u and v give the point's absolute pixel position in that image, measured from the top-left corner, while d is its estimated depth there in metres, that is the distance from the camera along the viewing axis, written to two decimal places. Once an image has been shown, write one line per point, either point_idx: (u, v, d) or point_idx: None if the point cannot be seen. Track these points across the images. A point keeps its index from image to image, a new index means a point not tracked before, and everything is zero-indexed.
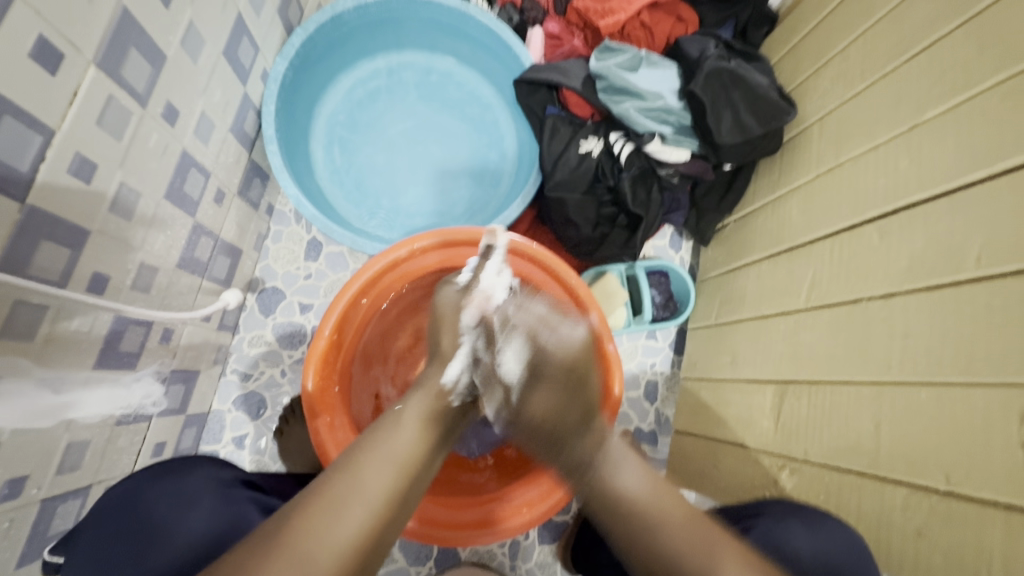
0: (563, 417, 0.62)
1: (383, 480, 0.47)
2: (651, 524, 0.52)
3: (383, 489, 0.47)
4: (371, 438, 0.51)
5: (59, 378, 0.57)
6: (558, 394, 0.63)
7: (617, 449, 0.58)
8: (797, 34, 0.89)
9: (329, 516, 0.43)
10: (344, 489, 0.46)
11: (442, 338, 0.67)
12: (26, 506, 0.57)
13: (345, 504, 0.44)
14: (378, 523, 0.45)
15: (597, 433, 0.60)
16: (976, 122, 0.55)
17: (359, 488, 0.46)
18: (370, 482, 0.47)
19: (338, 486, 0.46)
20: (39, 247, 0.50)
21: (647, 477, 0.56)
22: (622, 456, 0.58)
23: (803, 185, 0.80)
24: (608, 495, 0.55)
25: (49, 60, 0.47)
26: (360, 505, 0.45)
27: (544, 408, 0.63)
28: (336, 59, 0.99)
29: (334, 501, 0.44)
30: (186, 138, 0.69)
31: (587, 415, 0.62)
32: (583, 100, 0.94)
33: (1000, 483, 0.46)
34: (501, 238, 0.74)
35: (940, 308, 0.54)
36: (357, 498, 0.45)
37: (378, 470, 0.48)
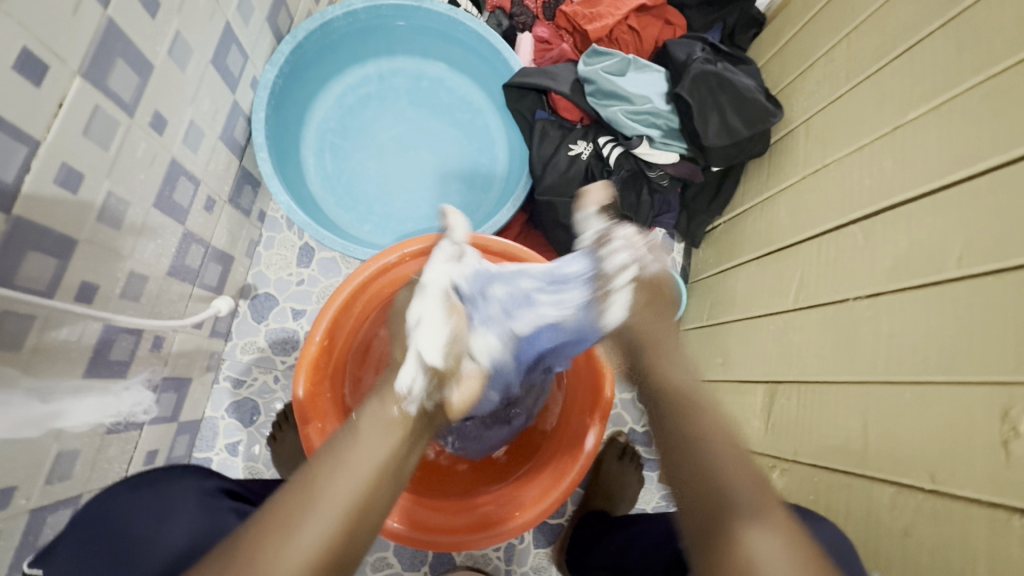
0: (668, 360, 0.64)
1: (342, 494, 0.47)
2: (742, 519, 0.49)
3: (342, 502, 0.47)
4: (332, 450, 0.51)
5: (47, 388, 0.57)
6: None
7: (718, 436, 0.57)
8: (784, 37, 0.90)
9: (285, 537, 0.44)
10: (300, 505, 0.46)
11: (398, 348, 0.63)
12: (15, 516, 0.57)
13: (301, 523, 0.45)
14: (340, 533, 0.46)
15: (715, 418, 0.60)
16: (956, 122, 0.55)
17: (315, 504, 0.46)
18: (329, 496, 0.47)
19: (295, 503, 0.46)
20: (26, 257, 0.50)
21: (746, 466, 0.55)
22: (729, 446, 0.57)
23: (790, 187, 0.81)
24: (710, 483, 0.53)
25: (32, 71, 0.47)
26: (319, 519, 0.45)
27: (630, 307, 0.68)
28: (327, 66, 0.99)
29: (291, 518, 0.45)
30: (174, 146, 0.69)
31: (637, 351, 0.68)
32: (571, 104, 0.95)
33: (984, 480, 0.46)
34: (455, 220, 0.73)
35: (923, 307, 0.55)
36: (314, 515, 0.45)
37: (338, 483, 0.48)
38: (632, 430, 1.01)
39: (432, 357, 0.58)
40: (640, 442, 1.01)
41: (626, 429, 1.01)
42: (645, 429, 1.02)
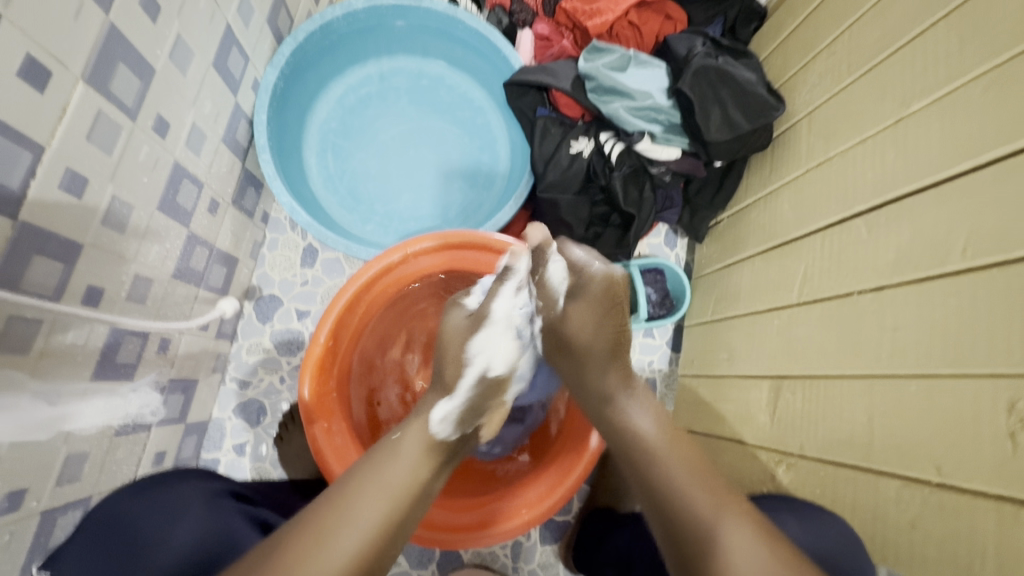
0: (593, 345, 0.62)
1: (376, 510, 0.48)
2: (661, 462, 0.56)
3: (375, 517, 0.47)
4: (368, 466, 0.52)
5: (55, 391, 0.57)
6: (595, 312, 0.62)
7: (638, 391, 0.62)
8: (785, 29, 0.89)
9: (322, 545, 0.44)
10: (333, 516, 0.46)
11: (445, 367, 0.63)
12: (26, 518, 0.57)
13: (338, 530, 0.45)
14: (371, 548, 0.46)
15: (623, 371, 0.63)
16: (960, 113, 0.55)
17: (351, 514, 0.46)
18: (365, 511, 0.47)
19: (331, 511, 0.46)
20: (32, 261, 0.51)
21: (661, 423, 0.60)
22: (635, 404, 0.61)
23: (793, 180, 0.80)
24: (629, 441, 0.59)
25: (36, 78, 0.48)
26: (354, 529, 0.45)
27: (582, 326, 0.63)
28: (327, 66, 1.00)
29: (326, 527, 0.45)
30: (177, 150, 0.69)
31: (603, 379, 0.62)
32: (572, 101, 0.94)
33: (991, 473, 0.46)
34: (523, 263, 0.69)
35: (929, 299, 0.54)
36: (350, 524, 0.46)
37: (371, 499, 0.48)
38: None
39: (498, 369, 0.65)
40: None
41: None
42: None
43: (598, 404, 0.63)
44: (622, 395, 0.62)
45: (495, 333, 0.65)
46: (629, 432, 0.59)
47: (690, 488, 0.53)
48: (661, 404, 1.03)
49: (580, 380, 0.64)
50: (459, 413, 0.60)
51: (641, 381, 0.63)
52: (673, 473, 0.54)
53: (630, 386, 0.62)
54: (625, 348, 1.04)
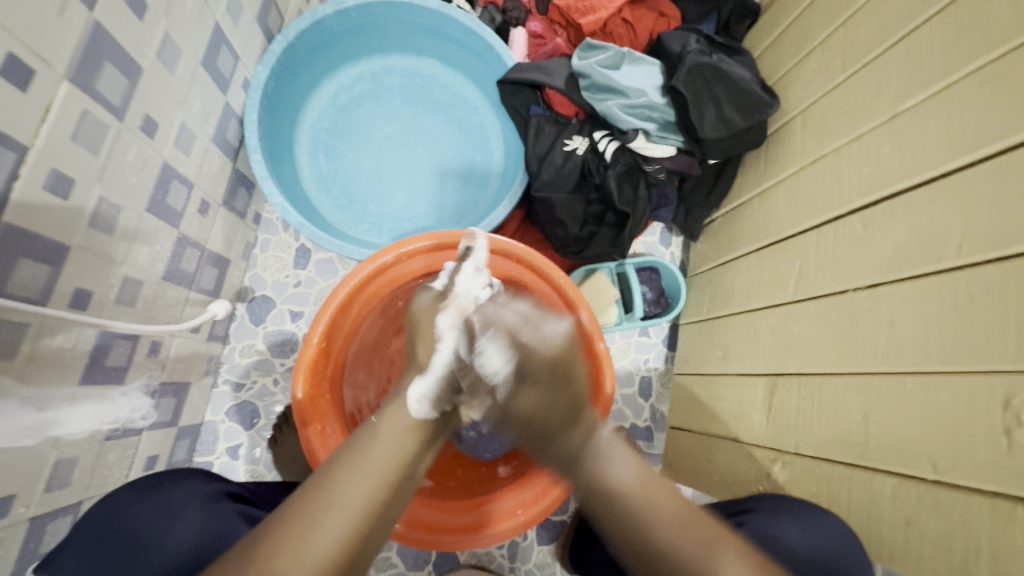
0: (551, 418, 0.61)
1: (359, 491, 0.46)
2: (642, 520, 0.52)
3: (360, 499, 0.46)
4: (347, 449, 0.50)
5: (42, 396, 0.56)
6: (540, 393, 0.62)
7: (607, 443, 0.58)
8: (779, 26, 0.89)
9: (306, 535, 0.43)
10: (319, 505, 0.44)
11: (417, 347, 0.63)
12: (15, 525, 0.57)
13: (321, 519, 0.44)
14: (359, 530, 0.45)
15: (585, 426, 0.60)
16: (954, 109, 0.55)
17: (334, 500, 0.45)
18: (348, 494, 0.46)
19: (313, 501, 0.45)
20: (17, 264, 0.50)
21: (640, 474, 0.55)
22: (612, 453, 0.57)
23: (788, 178, 0.80)
24: (604, 493, 0.54)
25: (19, 76, 0.47)
26: (338, 515, 0.44)
27: (532, 409, 0.62)
28: (319, 65, 0.99)
29: (310, 519, 0.43)
30: (166, 150, 0.68)
31: (575, 409, 0.61)
32: (566, 99, 0.94)
33: (986, 469, 0.46)
34: (479, 240, 0.74)
35: (923, 296, 0.54)
36: (334, 510, 0.44)
37: (355, 484, 0.46)
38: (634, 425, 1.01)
39: (466, 352, 0.64)
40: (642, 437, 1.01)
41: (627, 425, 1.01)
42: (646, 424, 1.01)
43: (565, 466, 0.59)
44: (590, 446, 0.58)
45: (487, 329, 0.66)
46: (604, 490, 0.55)
47: (663, 525, 0.51)
48: (657, 402, 1.03)
49: (546, 431, 0.61)
50: (435, 393, 0.58)
51: (606, 429, 0.60)
52: (660, 537, 0.50)
53: (598, 441, 0.59)
54: (621, 347, 1.04)
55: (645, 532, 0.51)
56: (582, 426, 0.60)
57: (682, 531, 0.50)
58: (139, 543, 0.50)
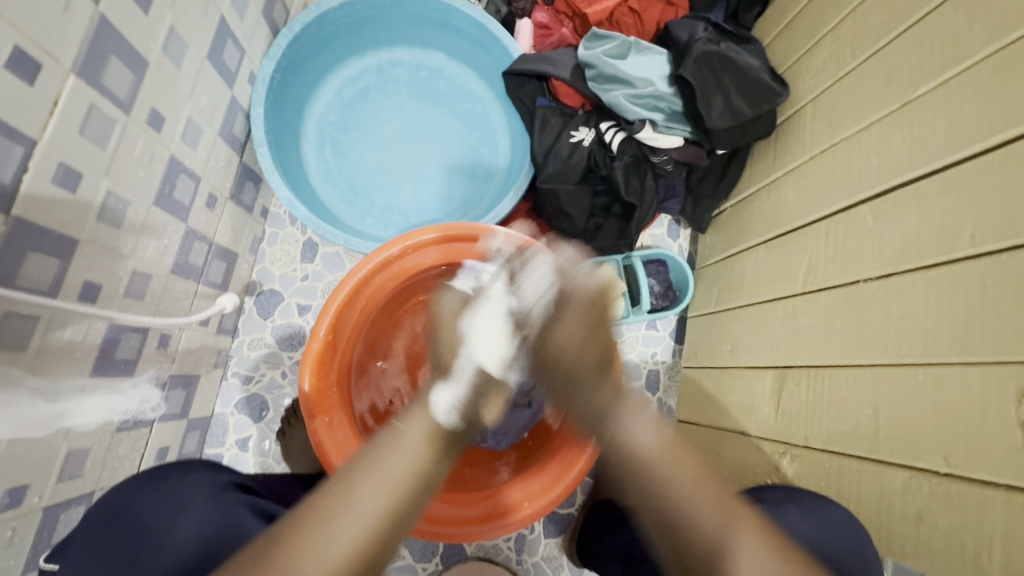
0: (577, 360, 0.63)
1: (377, 501, 0.47)
2: (670, 489, 0.53)
3: (376, 509, 0.46)
4: (372, 456, 0.50)
5: (53, 388, 0.57)
6: (578, 330, 0.64)
7: (632, 405, 0.61)
8: (789, 12, 0.87)
9: (322, 535, 0.43)
10: (334, 510, 0.45)
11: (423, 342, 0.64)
12: (28, 514, 0.58)
13: (338, 524, 0.44)
14: (372, 539, 0.45)
15: (611, 384, 0.63)
16: (970, 95, 0.53)
17: (352, 506, 0.46)
18: (367, 500, 0.46)
19: (333, 502, 0.46)
20: (27, 257, 0.50)
21: (664, 439, 0.57)
22: (636, 418, 0.59)
23: (797, 168, 0.79)
24: (628, 455, 0.57)
25: (25, 71, 0.47)
26: (357, 522, 0.45)
27: (566, 343, 0.64)
28: (324, 59, 0.99)
29: (325, 522, 0.44)
30: (173, 144, 0.69)
31: (602, 365, 0.64)
32: (572, 90, 0.93)
33: (999, 463, 0.45)
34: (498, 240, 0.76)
35: (937, 287, 0.53)
36: (350, 516, 0.45)
37: (371, 490, 0.47)
38: None
39: (492, 364, 0.62)
40: None
41: None
42: None
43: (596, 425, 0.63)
44: (618, 410, 0.61)
45: (487, 312, 0.66)
46: (628, 451, 0.57)
47: (685, 494, 0.52)
48: (664, 396, 1.02)
49: (578, 386, 0.64)
50: (462, 403, 0.57)
51: (633, 395, 0.63)
52: (677, 500, 0.52)
53: (627, 403, 0.61)
54: (628, 340, 1.03)
55: (666, 501, 0.52)
56: (609, 385, 0.63)
57: (694, 488, 0.52)
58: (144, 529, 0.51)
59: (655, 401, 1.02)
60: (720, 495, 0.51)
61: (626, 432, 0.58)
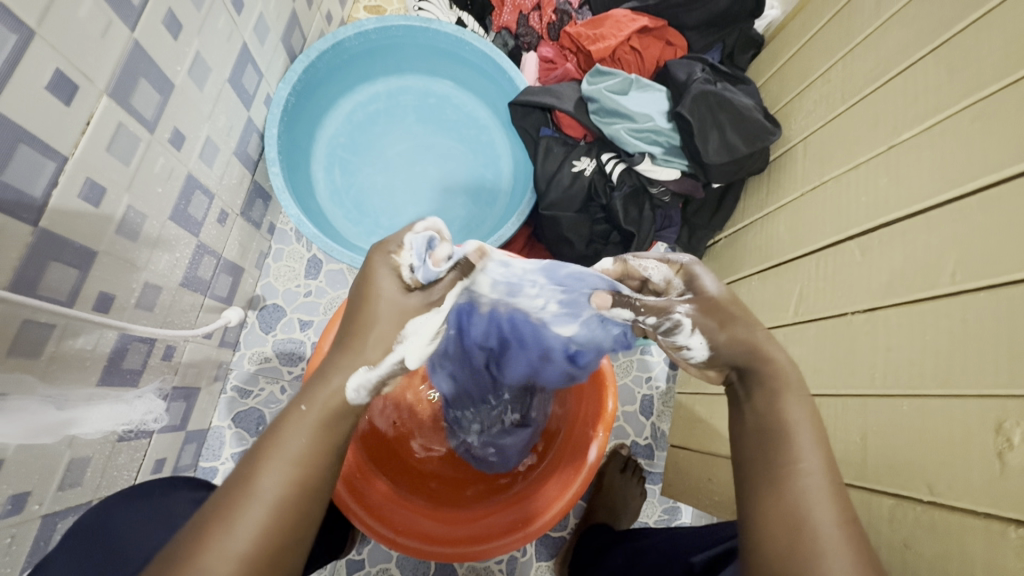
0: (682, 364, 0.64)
1: (280, 482, 0.42)
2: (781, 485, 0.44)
3: (278, 488, 0.41)
4: (270, 436, 0.45)
5: (63, 395, 0.58)
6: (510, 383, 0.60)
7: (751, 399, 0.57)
8: (781, 58, 0.93)
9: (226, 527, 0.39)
10: (233, 501, 0.41)
11: None
12: (27, 522, 0.58)
13: (239, 512, 0.40)
14: (278, 526, 0.41)
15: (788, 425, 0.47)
16: (949, 142, 0.57)
17: (252, 492, 0.41)
18: (269, 484, 0.42)
19: (234, 493, 0.41)
20: (48, 267, 0.52)
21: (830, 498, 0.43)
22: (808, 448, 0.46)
23: (789, 204, 0.83)
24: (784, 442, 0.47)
25: (63, 91, 0.50)
26: (260, 508, 0.41)
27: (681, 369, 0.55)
28: (337, 84, 1.03)
29: (227, 515, 0.40)
30: (191, 161, 0.71)
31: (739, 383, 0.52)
32: (575, 122, 0.97)
33: (980, 492, 0.47)
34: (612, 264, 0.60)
35: (920, 321, 0.56)
36: (250, 501, 0.41)
37: (271, 473, 0.42)
38: (635, 443, 1.02)
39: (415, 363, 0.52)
40: (642, 455, 1.01)
41: (628, 442, 1.02)
42: (647, 442, 1.02)
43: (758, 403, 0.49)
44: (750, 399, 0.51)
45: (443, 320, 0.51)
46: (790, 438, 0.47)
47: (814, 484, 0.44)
48: (658, 420, 1.03)
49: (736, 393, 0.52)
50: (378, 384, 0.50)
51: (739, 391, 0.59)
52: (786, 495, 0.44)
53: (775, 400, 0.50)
54: (623, 364, 1.05)
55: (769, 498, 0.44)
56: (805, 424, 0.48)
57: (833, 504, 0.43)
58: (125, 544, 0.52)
59: (649, 426, 1.03)
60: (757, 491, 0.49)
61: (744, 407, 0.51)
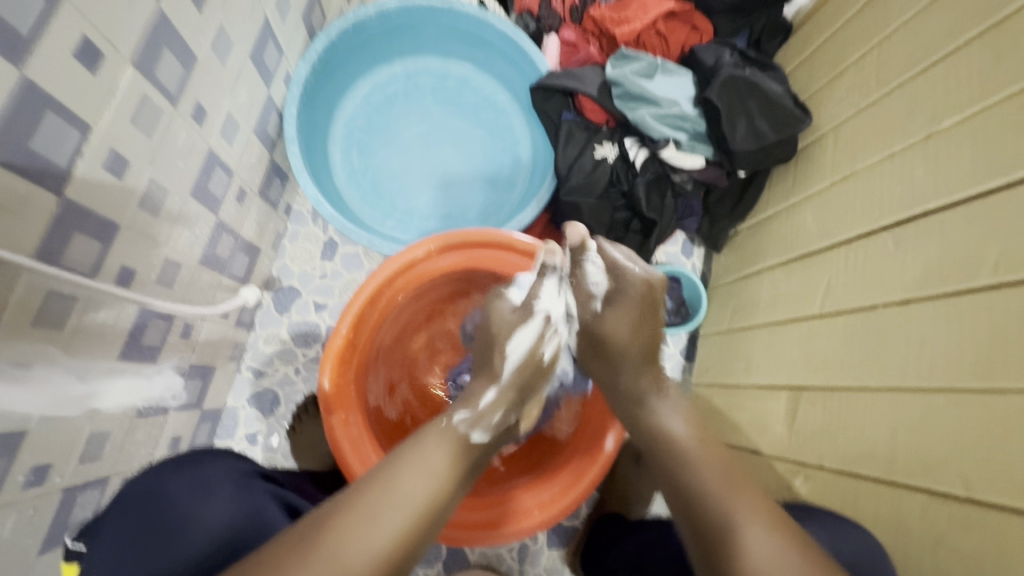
0: (629, 348, 0.62)
1: (418, 491, 0.48)
2: (689, 465, 0.54)
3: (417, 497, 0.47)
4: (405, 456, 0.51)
5: (85, 368, 0.58)
6: (630, 323, 0.63)
7: (669, 400, 0.61)
8: (812, 44, 0.90)
9: (366, 524, 0.44)
10: (375, 500, 0.46)
11: None
12: (49, 494, 0.58)
13: (380, 513, 0.45)
14: (413, 529, 0.46)
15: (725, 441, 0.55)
16: (994, 130, 0.55)
17: (397, 493, 0.47)
18: (408, 488, 0.48)
19: (373, 490, 0.47)
20: (72, 238, 0.52)
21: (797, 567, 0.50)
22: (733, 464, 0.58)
23: (817, 193, 0.81)
24: (663, 436, 0.58)
25: (90, 59, 0.49)
26: (398, 510, 0.46)
27: (616, 331, 0.63)
28: (356, 64, 1.01)
29: (365, 513, 0.45)
30: (212, 137, 0.70)
31: (643, 369, 0.63)
32: (598, 106, 0.95)
33: (1018, 489, 0.46)
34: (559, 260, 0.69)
35: (958, 314, 0.54)
36: (391, 506, 0.46)
37: (414, 479, 0.49)
38: None
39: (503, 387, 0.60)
40: None
41: None
42: None
43: (627, 407, 0.63)
44: (653, 398, 0.61)
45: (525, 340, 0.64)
46: (661, 433, 0.58)
47: (703, 472, 0.53)
48: None
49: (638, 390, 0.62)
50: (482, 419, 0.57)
51: (672, 386, 0.63)
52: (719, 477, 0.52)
53: (662, 391, 0.62)
54: None
55: (687, 474, 0.54)
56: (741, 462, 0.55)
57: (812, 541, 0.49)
58: (181, 517, 0.51)
59: None
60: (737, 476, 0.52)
61: (658, 416, 0.60)
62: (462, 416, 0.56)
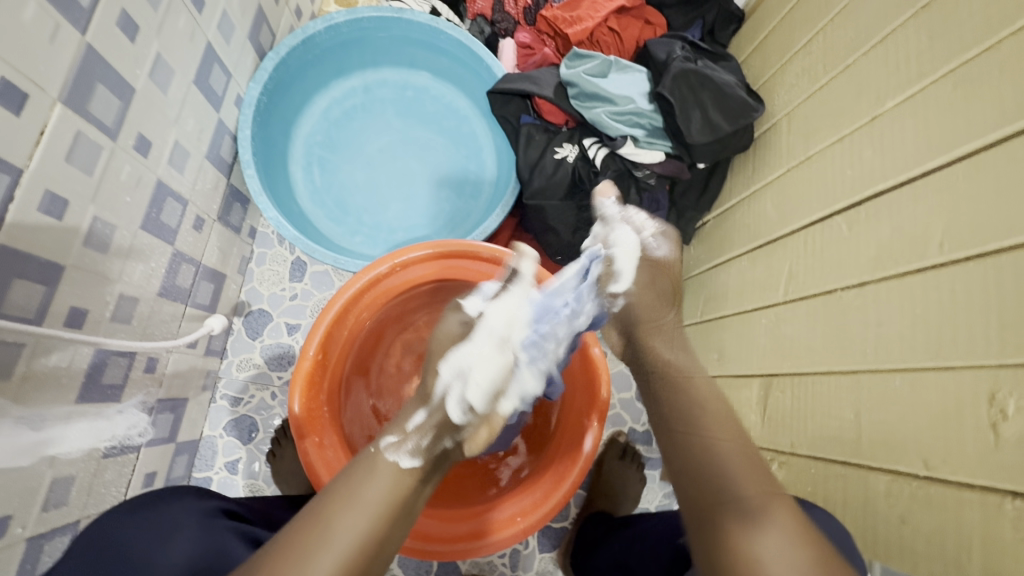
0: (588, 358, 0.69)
1: (354, 527, 0.49)
2: (670, 481, 0.57)
3: (352, 536, 0.48)
4: (351, 484, 0.53)
5: (39, 415, 0.57)
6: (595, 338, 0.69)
7: (633, 417, 0.67)
8: (762, 31, 0.91)
9: (298, 568, 0.45)
10: (310, 541, 0.47)
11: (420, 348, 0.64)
12: (11, 545, 0.57)
13: (312, 555, 0.46)
14: (348, 570, 0.47)
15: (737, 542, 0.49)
16: (934, 107, 0.56)
17: (327, 538, 0.47)
18: (342, 529, 0.48)
19: (307, 537, 0.47)
20: (12, 285, 0.50)
21: None
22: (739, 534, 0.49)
23: (775, 180, 0.81)
24: None
25: (12, 100, 0.48)
26: (329, 553, 0.47)
27: (571, 358, 0.70)
28: (311, 81, 1.00)
29: (300, 555, 0.46)
30: (159, 168, 0.69)
31: (609, 384, 0.69)
32: (555, 108, 0.95)
33: (975, 464, 0.46)
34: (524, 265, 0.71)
35: (909, 295, 0.55)
36: (325, 547, 0.47)
37: (348, 518, 0.49)
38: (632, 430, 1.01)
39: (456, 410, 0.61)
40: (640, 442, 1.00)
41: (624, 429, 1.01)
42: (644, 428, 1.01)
43: None
44: None
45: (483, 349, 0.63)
46: None
47: (690, 504, 0.55)
48: None
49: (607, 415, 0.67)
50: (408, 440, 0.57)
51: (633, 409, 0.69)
52: (684, 502, 0.55)
53: (627, 413, 0.67)
54: None
55: (668, 500, 0.57)
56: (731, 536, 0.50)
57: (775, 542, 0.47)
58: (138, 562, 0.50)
59: None
60: (719, 503, 0.54)
61: None
62: (389, 440, 0.57)
